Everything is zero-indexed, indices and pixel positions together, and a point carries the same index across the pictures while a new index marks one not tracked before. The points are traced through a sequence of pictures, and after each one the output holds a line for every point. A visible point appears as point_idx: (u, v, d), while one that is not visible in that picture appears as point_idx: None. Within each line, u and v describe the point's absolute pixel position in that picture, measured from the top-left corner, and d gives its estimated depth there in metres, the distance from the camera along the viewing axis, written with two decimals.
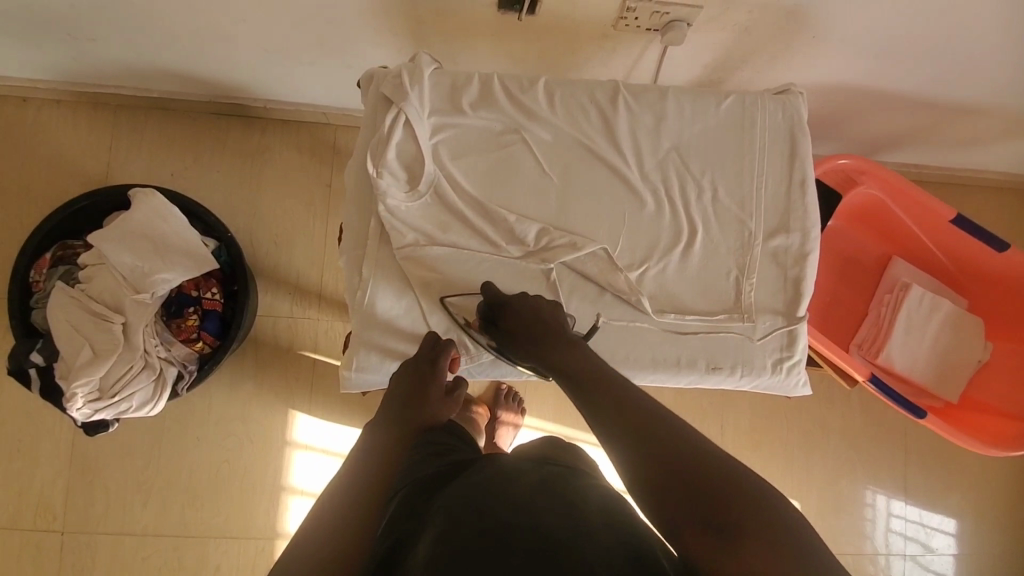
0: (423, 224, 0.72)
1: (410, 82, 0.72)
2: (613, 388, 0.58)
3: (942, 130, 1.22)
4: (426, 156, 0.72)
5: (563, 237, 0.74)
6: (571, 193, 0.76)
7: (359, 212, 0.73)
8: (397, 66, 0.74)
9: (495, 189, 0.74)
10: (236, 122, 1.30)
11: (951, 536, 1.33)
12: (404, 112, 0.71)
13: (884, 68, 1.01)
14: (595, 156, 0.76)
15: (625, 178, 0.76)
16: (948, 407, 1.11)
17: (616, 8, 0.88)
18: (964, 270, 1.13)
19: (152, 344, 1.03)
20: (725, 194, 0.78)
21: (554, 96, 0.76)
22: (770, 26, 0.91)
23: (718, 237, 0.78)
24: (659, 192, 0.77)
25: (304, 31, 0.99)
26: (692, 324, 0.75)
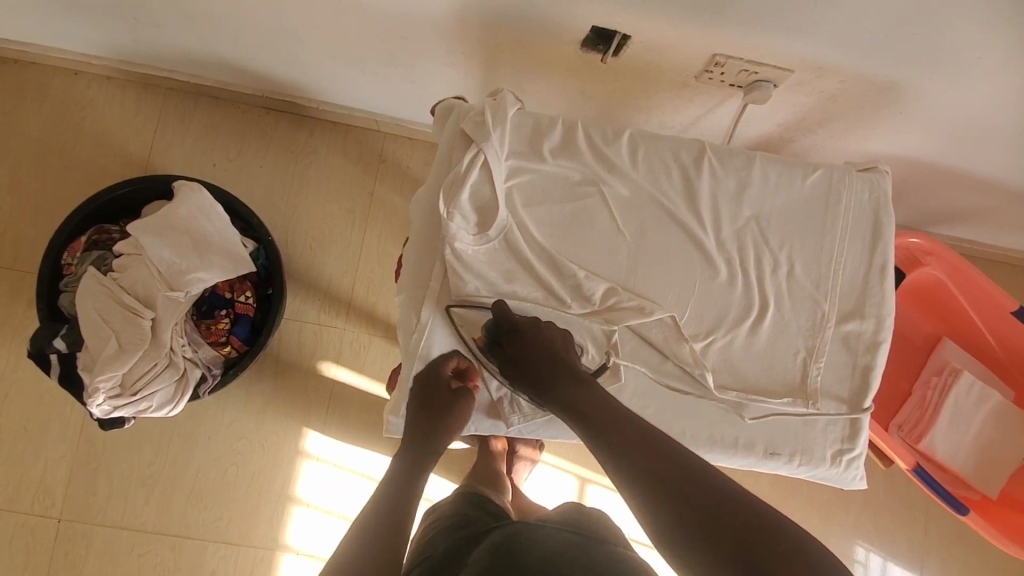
0: (488, 271, 0.69)
1: (492, 121, 0.69)
2: (625, 426, 0.59)
3: (1007, 214, 1.19)
4: (501, 200, 0.69)
5: (632, 300, 0.71)
6: (642, 253, 0.73)
7: (424, 250, 0.70)
8: (480, 101, 0.71)
9: (565, 240, 0.71)
10: (285, 119, 1.27)
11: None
12: (484, 152, 0.68)
13: (964, 149, 0.98)
14: (671, 217, 0.73)
15: (700, 244, 0.73)
16: (984, 500, 1.07)
17: (704, 61, 0.85)
18: (1015, 362, 1.09)
19: (179, 343, 1.00)
20: (800, 271, 0.75)
21: (637, 151, 0.73)
22: (857, 96, 0.88)
23: (788, 314, 0.75)
24: (732, 261, 0.74)
25: (375, 43, 0.96)
26: (753, 404, 0.72)
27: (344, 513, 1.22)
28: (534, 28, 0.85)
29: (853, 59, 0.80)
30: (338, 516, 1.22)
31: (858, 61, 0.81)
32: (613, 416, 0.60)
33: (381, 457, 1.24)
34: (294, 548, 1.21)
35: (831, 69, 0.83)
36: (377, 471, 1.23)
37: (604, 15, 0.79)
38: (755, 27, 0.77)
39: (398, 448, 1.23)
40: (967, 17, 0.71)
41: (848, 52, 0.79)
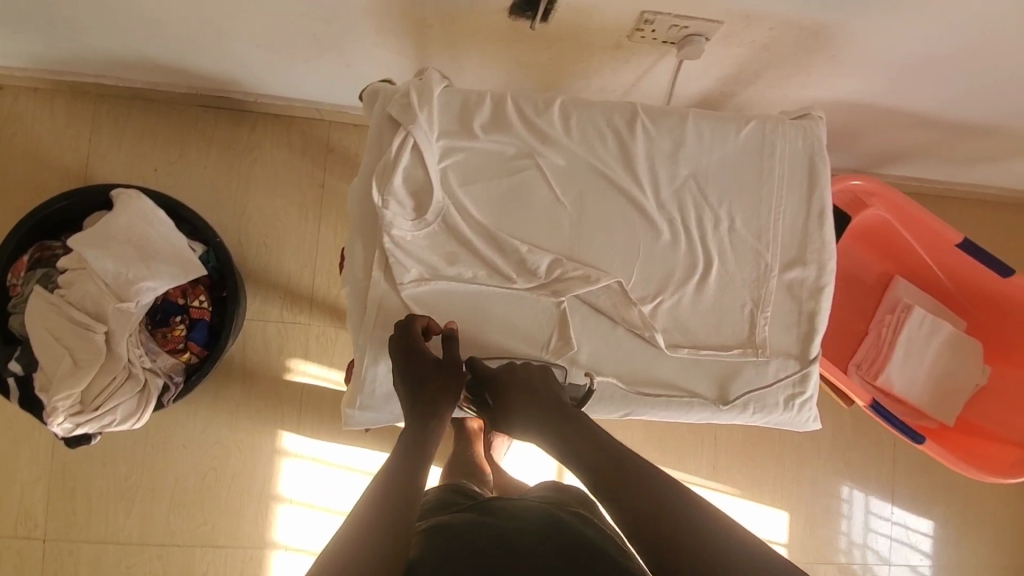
0: (432, 254, 0.69)
1: (418, 100, 0.68)
2: (615, 465, 0.57)
3: (951, 149, 1.21)
4: (434, 181, 0.68)
5: (577, 269, 0.71)
6: (584, 222, 0.73)
7: (362, 239, 0.69)
8: (405, 83, 0.70)
9: (506, 217, 0.71)
10: (225, 116, 1.24)
11: (929, 534, 1.36)
12: (414, 133, 0.67)
13: (901, 88, 0.99)
14: (611, 184, 0.73)
15: (640, 207, 0.74)
16: (943, 429, 1.11)
17: (634, 19, 0.84)
18: (965, 293, 1.13)
19: (136, 354, 0.99)
20: (742, 226, 0.76)
21: (570, 118, 0.72)
22: (790, 43, 0.88)
23: (733, 269, 0.76)
24: (675, 222, 0.75)
25: (301, 30, 0.93)
26: (704, 358, 0.74)
27: (329, 506, 1.23)
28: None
29: (782, 5, 0.80)
30: (322, 509, 1.23)
31: (785, 9, 0.81)
32: (595, 446, 0.59)
33: (362, 448, 1.24)
34: (282, 544, 1.22)
35: (762, 18, 0.83)
36: (358, 461, 1.24)
37: None
38: None
39: (375, 437, 1.24)
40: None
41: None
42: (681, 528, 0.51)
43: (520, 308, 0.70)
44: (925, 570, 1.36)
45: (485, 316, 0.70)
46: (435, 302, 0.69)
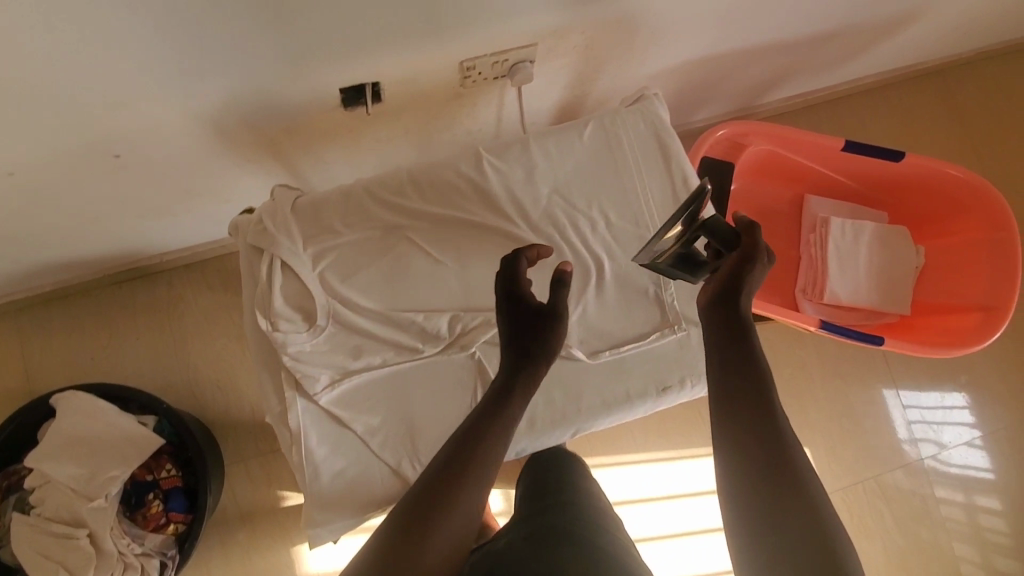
0: (337, 356, 0.70)
1: (273, 224, 0.71)
2: (742, 359, 0.63)
3: (809, 63, 1.25)
4: (314, 290, 0.70)
5: (476, 317, 0.73)
6: (470, 271, 0.75)
7: (268, 368, 0.71)
8: (258, 211, 0.73)
9: (396, 295, 0.73)
10: (141, 283, 1.27)
11: (965, 408, 1.38)
12: (280, 254, 0.70)
13: (732, 33, 1.03)
14: (483, 227, 0.76)
15: (517, 238, 0.76)
16: (904, 319, 1.12)
17: (457, 70, 0.88)
18: (873, 187, 1.15)
19: (124, 544, 0.99)
20: (616, 218, 0.79)
21: (421, 185, 0.75)
22: (607, 36, 0.92)
23: (623, 259, 0.78)
24: (554, 239, 0.77)
25: (168, 188, 0.97)
26: (627, 352, 0.76)
27: None
28: (291, 112, 0.86)
29: (581, 12, 0.84)
30: None
31: (585, 12, 0.85)
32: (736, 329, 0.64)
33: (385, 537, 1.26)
34: None
35: (569, 28, 0.87)
36: None
37: (342, 75, 0.81)
38: (477, 27, 0.80)
39: None
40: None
41: (568, 10, 0.83)
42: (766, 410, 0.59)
43: (437, 373, 0.72)
44: (975, 441, 1.37)
45: (405, 395, 0.71)
46: (354, 399, 0.71)
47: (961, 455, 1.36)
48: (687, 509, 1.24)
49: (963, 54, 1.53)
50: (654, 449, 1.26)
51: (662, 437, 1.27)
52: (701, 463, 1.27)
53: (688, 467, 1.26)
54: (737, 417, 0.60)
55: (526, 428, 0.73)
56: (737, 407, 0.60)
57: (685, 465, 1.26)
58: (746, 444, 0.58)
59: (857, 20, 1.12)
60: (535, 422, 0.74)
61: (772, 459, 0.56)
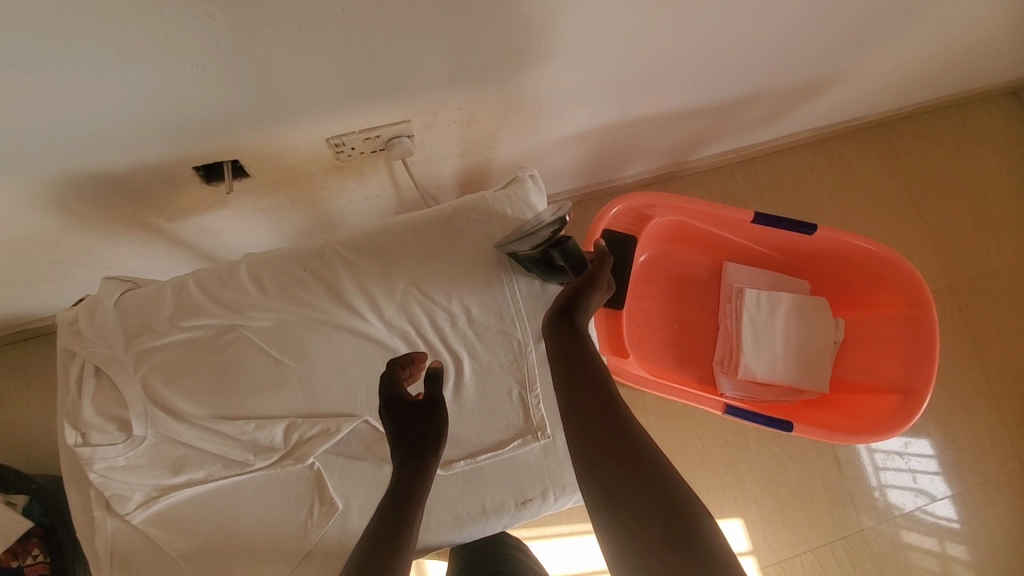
0: (154, 470, 0.65)
1: (90, 326, 0.65)
2: (609, 427, 0.53)
3: (731, 123, 1.21)
4: (130, 397, 0.64)
5: (314, 426, 0.68)
6: (313, 372, 0.70)
7: (76, 483, 0.65)
8: (78, 308, 0.67)
9: (226, 400, 0.67)
10: (33, 347, 1.21)
11: (931, 454, 1.33)
12: (93, 358, 0.64)
13: (634, 100, 0.98)
14: (330, 323, 0.71)
15: (366, 335, 0.71)
16: (823, 396, 1.07)
17: (327, 146, 0.83)
18: (791, 256, 1.10)
19: None
20: (477, 312, 0.73)
21: (260, 279, 0.70)
22: (491, 110, 0.87)
23: (484, 357, 0.73)
24: (408, 336, 0.72)
25: (31, 260, 0.92)
26: (484, 463, 0.70)
27: None
28: (148, 189, 0.82)
29: (451, 89, 0.79)
30: None
31: (458, 89, 0.80)
32: (594, 394, 0.56)
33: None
34: None
35: (442, 104, 0.82)
36: None
37: (192, 153, 0.77)
38: (334, 106, 0.76)
39: None
40: (511, 26, 0.71)
41: (437, 89, 0.78)
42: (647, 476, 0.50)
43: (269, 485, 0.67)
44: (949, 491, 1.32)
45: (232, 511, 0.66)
46: (172, 515, 0.65)
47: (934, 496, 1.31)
48: None
49: (903, 108, 1.49)
50: (582, 521, 1.12)
51: None
52: None
53: None
54: (613, 482, 0.50)
55: None
56: (616, 478, 0.50)
57: None
58: (633, 511, 0.48)
59: (770, 85, 1.08)
60: None
61: (669, 521, 0.47)
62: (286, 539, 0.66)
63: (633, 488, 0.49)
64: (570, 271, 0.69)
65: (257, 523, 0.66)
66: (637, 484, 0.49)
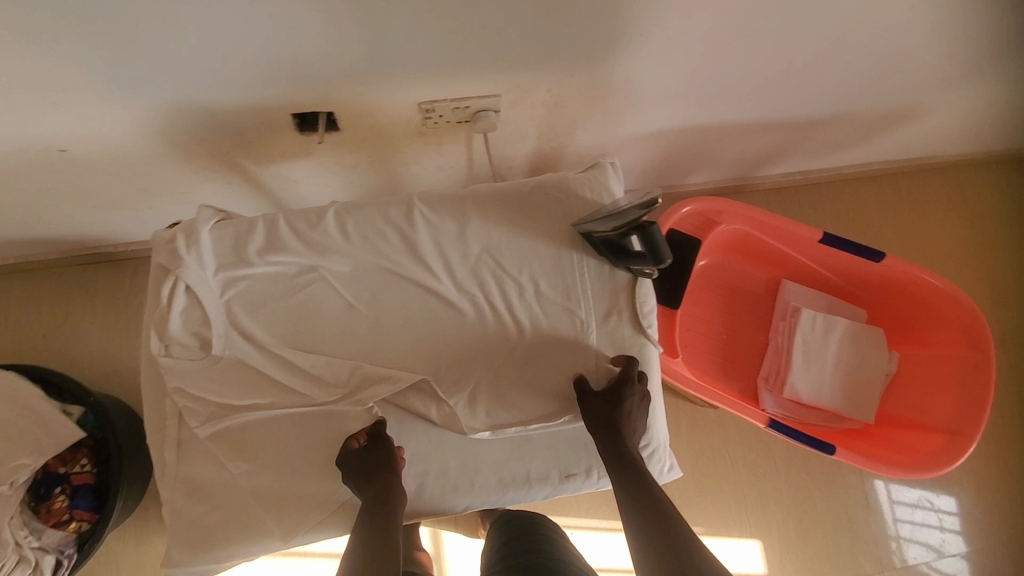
0: (226, 391, 0.68)
1: (185, 246, 0.69)
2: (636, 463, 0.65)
3: (807, 144, 1.20)
4: (215, 318, 0.68)
5: (379, 370, 0.70)
6: (383, 322, 0.72)
7: (153, 391, 0.68)
8: (176, 228, 0.71)
9: (300, 336, 0.71)
10: (104, 270, 1.28)
11: (954, 513, 1.30)
12: (185, 276, 0.68)
13: (717, 106, 0.98)
14: (405, 279, 0.73)
15: (437, 293, 0.73)
16: (866, 427, 1.05)
17: (417, 110, 0.86)
18: (852, 282, 1.09)
19: (21, 535, 0.97)
20: (545, 287, 0.75)
21: (346, 225, 0.73)
22: (578, 96, 0.89)
23: (546, 332, 0.74)
24: (477, 300, 0.74)
25: (124, 184, 0.97)
26: (534, 431, 0.71)
27: None
28: (243, 130, 0.86)
29: (546, 69, 0.81)
30: None
31: (551, 70, 0.81)
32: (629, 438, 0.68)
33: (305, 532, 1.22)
34: None
35: (534, 84, 0.84)
36: None
37: (293, 100, 0.80)
38: (434, 71, 0.78)
39: None
40: (618, 12, 0.71)
41: (533, 68, 0.80)
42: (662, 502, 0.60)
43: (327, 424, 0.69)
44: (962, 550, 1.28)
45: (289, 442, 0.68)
46: (235, 436, 0.67)
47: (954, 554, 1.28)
48: None
49: (983, 153, 1.45)
50: (600, 517, 1.16)
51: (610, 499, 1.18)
52: None
53: None
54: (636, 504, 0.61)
55: (413, 493, 0.69)
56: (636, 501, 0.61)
57: None
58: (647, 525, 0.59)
59: (856, 109, 1.07)
60: (424, 489, 0.69)
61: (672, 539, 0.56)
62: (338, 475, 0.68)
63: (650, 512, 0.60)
64: (649, 258, 0.69)
65: (312, 458, 0.68)
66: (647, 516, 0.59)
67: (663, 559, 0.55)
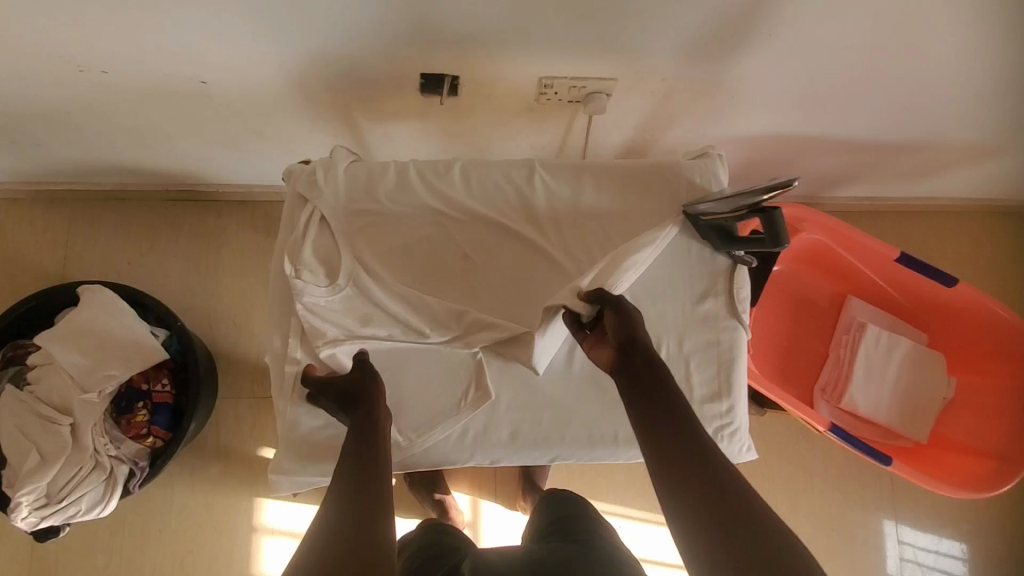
0: (347, 316, 0.72)
1: (324, 179, 0.75)
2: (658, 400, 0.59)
3: (886, 169, 1.22)
4: (343, 250, 0.73)
5: (487, 320, 0.73)
6: (494, 276, 0.76)
7: (280, 311, 0.74)
8: (315, 163, 0.77)
9: (417, 278, 0.75)
10: (190, 208, 1.33)
11: (964, 558, 1.28)
12: (324, 205, 0.74)
13: (816, 117, 1.01)
14: (519, 238, 0.77)
15: (548, 255, 0.77)
16: (917, 447, 1.08)
17: (535, 85, 0.90)
18: (919, 306, 1.11)
19: (101, 443, 1.02)
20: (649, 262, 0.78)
21: (469, 179, 0.78)
22: (688, 90, 0.92)
23: (644, 305, 0.78)
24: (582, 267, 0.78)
25: (241, 125, 1.02)
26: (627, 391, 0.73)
27: None
28: (370, 84, 0.90)
29: (667, 59, 0.85)
30: None
31: (671, 61, 0.85)
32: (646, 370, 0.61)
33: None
34: None
35: (651, 72, 0.88)
36: None
37: (425, 59, 0.85)
38: (563, 47, 0.82)
39: None
40: (753, 11, 0.75)
41: (655, 56, 0.84)
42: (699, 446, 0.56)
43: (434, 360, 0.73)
44: None
45: (400, 373, 0.73)
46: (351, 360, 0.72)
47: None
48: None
49: None
50: (633, 507, 1.28)
51: (643, 492, 1.30)
52: None
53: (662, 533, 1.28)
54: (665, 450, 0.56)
55: (506, 438, 0.73)
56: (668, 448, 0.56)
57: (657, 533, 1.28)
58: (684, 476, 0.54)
59: (945, 140, 1.09)
60: (518, 436, 0.73)
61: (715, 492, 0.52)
62: (441, 411, 0.73)
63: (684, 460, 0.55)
64: (768, 240, 0.69)
65: (418, 392, 0.73)
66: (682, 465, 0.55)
67: (699, 497, 0.52)
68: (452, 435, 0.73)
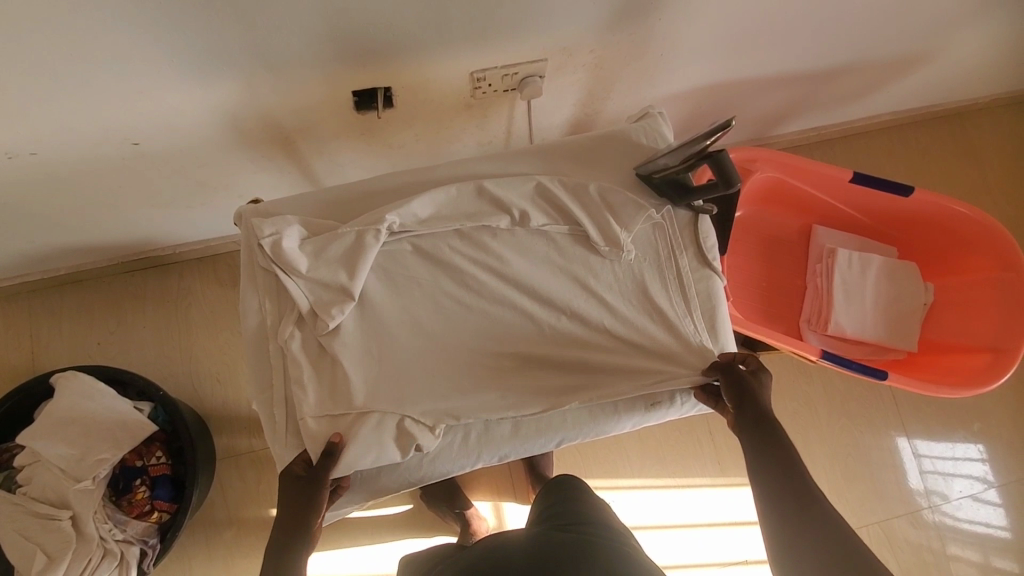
0: (283, 281, 0.73)
1: (266, 225, 0.74)
2: (760, 426, 0.70)
3: (825, 99, 1.24)
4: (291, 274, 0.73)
5: (423, 253, 0.77)
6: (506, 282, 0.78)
7: (256, 368, 0.75)
8: (290, 198, 0.80)
9: (426, 297, 0.77)
10: (151, 274, 1.30)
11: (986, 459, 1.30)
12: (302, 229, 0.76)
13: (747, 61, 1.02)
14: (518, 233, 0.79)
15: (523, 252, 0.79)
16: (910, 356, 1.11)
17: (467, 81, 0.90)
18: (882, 222, 1.14)
19: (106, 529, 0.99)
20: (637, 253, 0.80)
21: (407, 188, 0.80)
22: (617, 57, 0.93)
23: (643, 298, 0.79)
24: (568, 279, 0.79)
25: (181, 179, 1.00)
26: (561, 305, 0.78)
27: None
28: (302, 112, 0.89)
29: (592, 32, 0.86)
30: None
31: (592, 33, 0.86)
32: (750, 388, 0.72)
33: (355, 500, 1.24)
34: None
35: (577, 47, 0.88)
36: (367, 565, 1.21)
37: (354, 78, 0.84)
38: (485, 39, 0.82)
39: (388, 531, 1.23)
40: None
41: (576, 31, 0.85)
42: (808, 486, 0.64)
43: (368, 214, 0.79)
44: (998, 500, 1.28)
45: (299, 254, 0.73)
46: (264, 262, 0.75)
47: (974, 511, 1.28)
48: (691, 539, 1.28)
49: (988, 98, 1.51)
50: (651, 475, 1.32)
51: (657, 459, 1.32)
52: (700, 492, 1.32)
53: (685, 495, 1.31)
54: (773, 476, 0.66)
55: (510, 433, 0.75)
56: (771, 470, 0.66)
57: (681, 495, 1.31)
58: (791, 507, 0.63)
59: (875, 58, 1.11)
60: (520, 428, 0.76)
61: (815, 525, 0.61)
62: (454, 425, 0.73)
63: (787, 489, 0.64)
64: (721, 184, 0.73)
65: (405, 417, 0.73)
66: (787, 491, 0.64)
67: (793, 526, 0.62)
68: (456, 438, 0.75)
